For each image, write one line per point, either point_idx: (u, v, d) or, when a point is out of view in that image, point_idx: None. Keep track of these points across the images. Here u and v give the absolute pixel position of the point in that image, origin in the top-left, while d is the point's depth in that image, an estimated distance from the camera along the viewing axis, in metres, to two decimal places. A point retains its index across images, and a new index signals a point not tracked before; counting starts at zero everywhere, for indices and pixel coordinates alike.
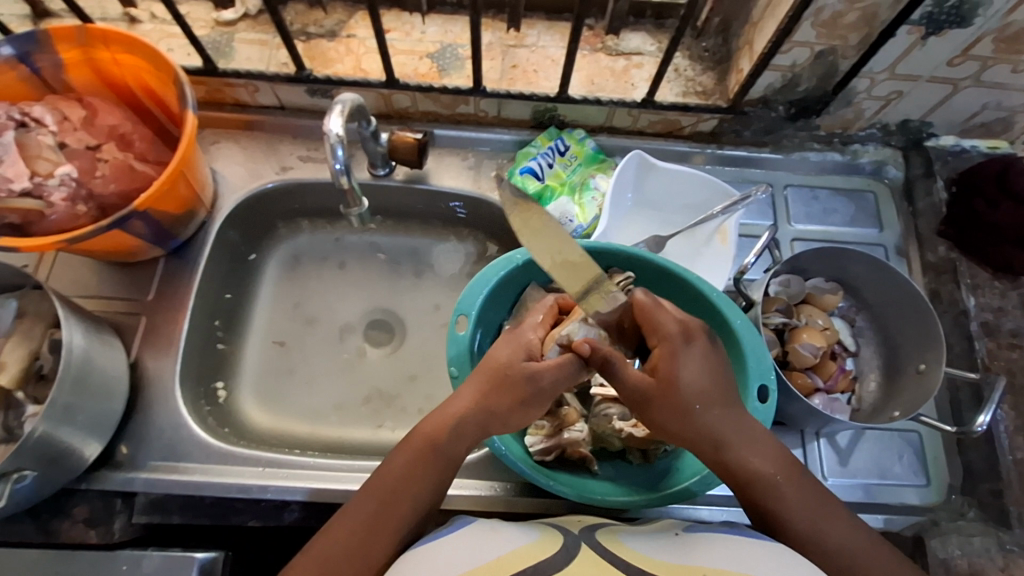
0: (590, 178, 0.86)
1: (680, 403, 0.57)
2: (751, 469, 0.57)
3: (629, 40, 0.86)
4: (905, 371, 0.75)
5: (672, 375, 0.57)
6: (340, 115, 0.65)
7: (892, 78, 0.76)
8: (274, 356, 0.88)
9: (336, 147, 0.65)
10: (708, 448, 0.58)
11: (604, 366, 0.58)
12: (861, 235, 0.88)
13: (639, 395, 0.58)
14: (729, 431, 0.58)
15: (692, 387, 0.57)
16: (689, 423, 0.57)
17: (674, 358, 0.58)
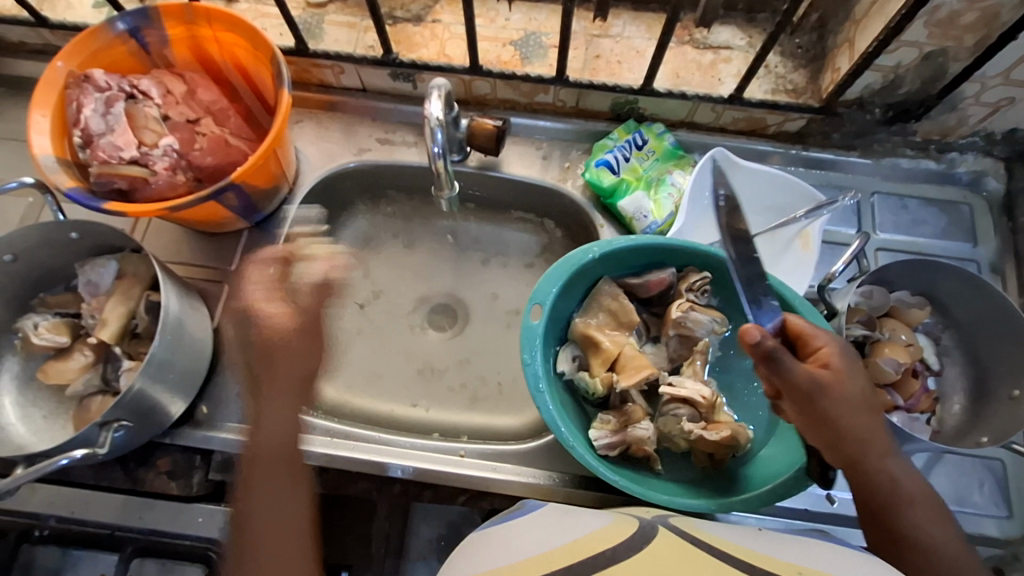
0: (667, 174, 0.84)
1: (845, 402, 0.57)
2: (888, 476, 0.57)
3: (718, 33, 0.83)
4: (995, 396, 0.71)
5: (838, 376, 0.57)
6: (439, 99, 0.67)
7: (1006, 83, 0.71)
8: (342, 331, 0.91)
9: (436, 130, 0.66)
10: (851, 455, 0.57)
11: (775, 356, 0.54)
12: (952, 249, 0.83)
13: (806, 390, 0.56)
14: (875, 441, 0.57)
15: (857, 392, 0.57)
16: (847, 424, 0.57)
17: (842, 358, 0.58)
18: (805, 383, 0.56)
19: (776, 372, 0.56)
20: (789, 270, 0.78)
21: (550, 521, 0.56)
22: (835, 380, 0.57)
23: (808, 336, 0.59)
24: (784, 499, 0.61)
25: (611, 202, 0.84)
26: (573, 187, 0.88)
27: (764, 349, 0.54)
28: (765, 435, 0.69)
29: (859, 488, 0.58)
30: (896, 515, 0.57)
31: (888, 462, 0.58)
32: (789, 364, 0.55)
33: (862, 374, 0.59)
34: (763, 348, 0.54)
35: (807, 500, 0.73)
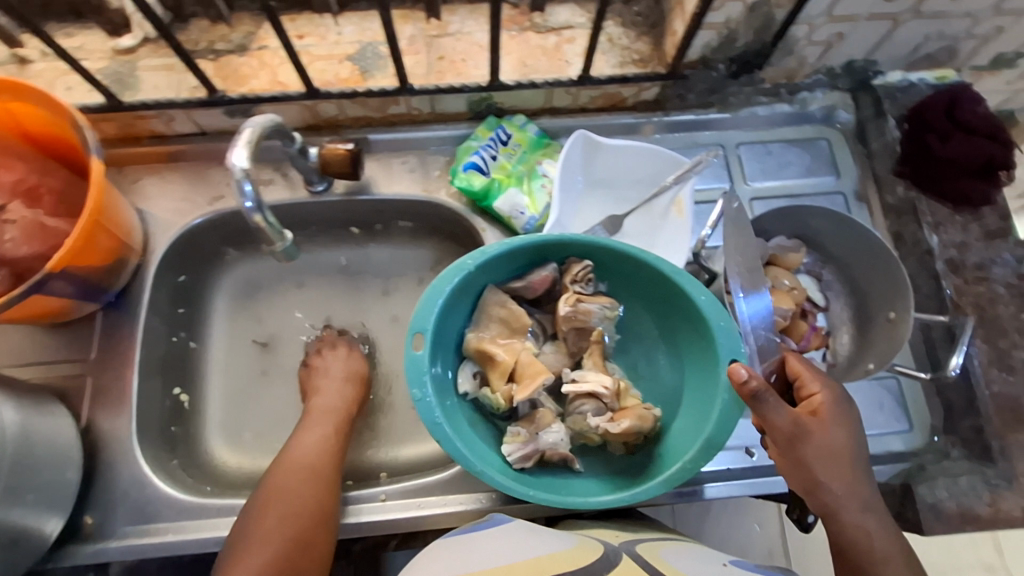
0: (537, 165, 0.83)
1: (829, 453, 0.58)
2: (863, 531, 0.58)
3: (557, 14, 0.82)
4: (876, 320, 0.74)
5: (824, 426, 0.59)
6: (245, 145, 0.61)
7: (830, 21, 0.73)
8: (237, 394, 0.85)
9: (243, 182, 0.60)
10: (829, 506, 0.59)
11: (758, 400, 0.55)
12: (818, 185, 0.86)
13: (790, 433, 0.57)
14: (853, 493, 0.58)
15: (841, 442, 0.59)
16: (827, 475, 0.58)
17: (833, 409, 0.60)
18: (789, 428, 0.57)
19: (762, 414, 0.57)
20: (670, 239, 0.79)
21: (516, 536, 0.59)
22: (819, 428, 0.59)
23: (804, 379, 0.62)
24: (698, 472, 0.61)
25: (486, 204, 0.81)
26: (447, 196, 0.84)
27: (750, 389, 0.55)
28: (675, 410, 0.69)
29: (834, 540, 0.59)
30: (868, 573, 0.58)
31: (863, 516, 0.58)
32: (775, 409, 0.56)
33: (851, 426, 0.60)
34: (748, 389, 0.54)
35: (726, 460, 0.74)
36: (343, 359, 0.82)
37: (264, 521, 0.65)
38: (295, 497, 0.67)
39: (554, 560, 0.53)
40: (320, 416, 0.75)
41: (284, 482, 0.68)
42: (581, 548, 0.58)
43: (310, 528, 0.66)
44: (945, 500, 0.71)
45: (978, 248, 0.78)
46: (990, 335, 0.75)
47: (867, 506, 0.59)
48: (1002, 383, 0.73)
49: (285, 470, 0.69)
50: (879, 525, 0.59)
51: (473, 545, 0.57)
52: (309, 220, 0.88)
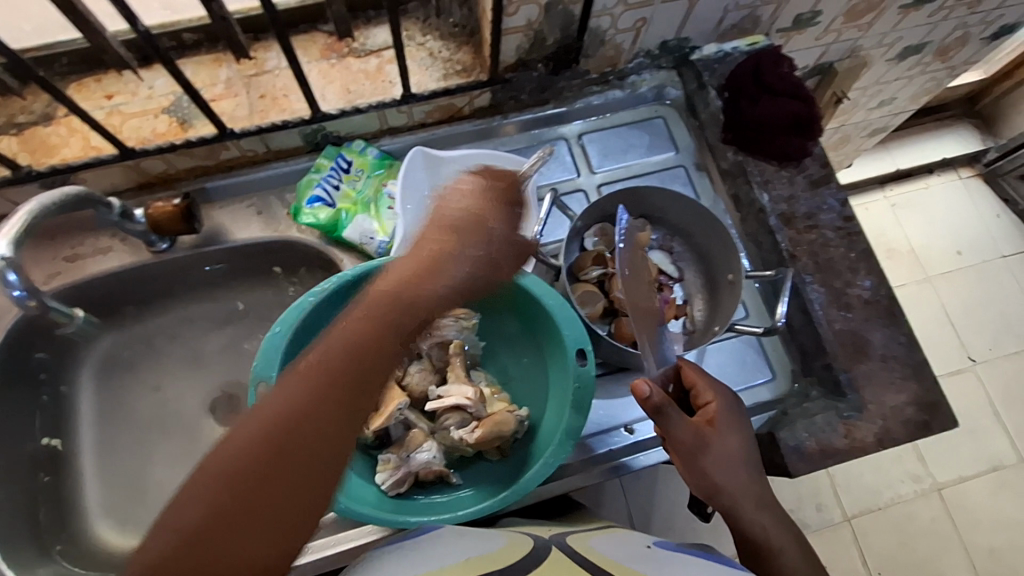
0: (382, 188, 0.82)
1: (725, 460, 0.61)
2: (760, 524, 0.61)
3: (374, 36, 0.81)
4: (721, 284, 0.78)
5: (719, 434, 0.62)
6: (9, 234, 0.58)
7: (628, 9, 0.76)
8: (118, 475, 0.82)
9: (7, 271, 0.59)
10: (729, 507, 0.61)
11: (658, 411, 0.57)
12: (660, 162, 0.89)
13: (692, 444, 0.60)
14: (748, 492, 0.61)
15: (737, 448, 0.62)
16: (726, 479, 0.61)
17: (726, 415, 0.63)
18: (691, 441, 0.60)
19: (662, 424, 0.59)
20: None
21: (446, 544, 0.49)
22: (714, 435, 0.61)
23: (699, 388, 0.64)
24: (560, 463, 0.62)
25: (338, 235, 0.80)
26: (300, 233, 0.83)
27: (654, 402, 0.57)
28: (542, 405, 0.71)
29: (739, 540, 0.62)
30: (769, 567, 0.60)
31: (758, 512, 0.61)
32: (676, 422, 0.59)
33: (744, 435, 0.63)
34: (651, 401, 0.56)
35: (611, 440, 0.76)
36: (476, 199, 0.60)
37: (222, 489, 0.39)
38: (247, 437, 0.41)
39: (490, 559, 0.45)
40: (319, 368, 0.44)
41: (290, 388, 0.43)
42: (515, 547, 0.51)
43: (195, 562, 0.37)
44: (807, 440, 0.73)
45: (805, 199, 0.83)
46: (827, 278, 0.80)
47: (761, 501, 0.62)
48: (842, 320, 0.78)
49: (297, 380, 0.44)
50: (778, 523, 0.62)
51: (404, 550, 0.47)
52: (163, 280, 0.85)
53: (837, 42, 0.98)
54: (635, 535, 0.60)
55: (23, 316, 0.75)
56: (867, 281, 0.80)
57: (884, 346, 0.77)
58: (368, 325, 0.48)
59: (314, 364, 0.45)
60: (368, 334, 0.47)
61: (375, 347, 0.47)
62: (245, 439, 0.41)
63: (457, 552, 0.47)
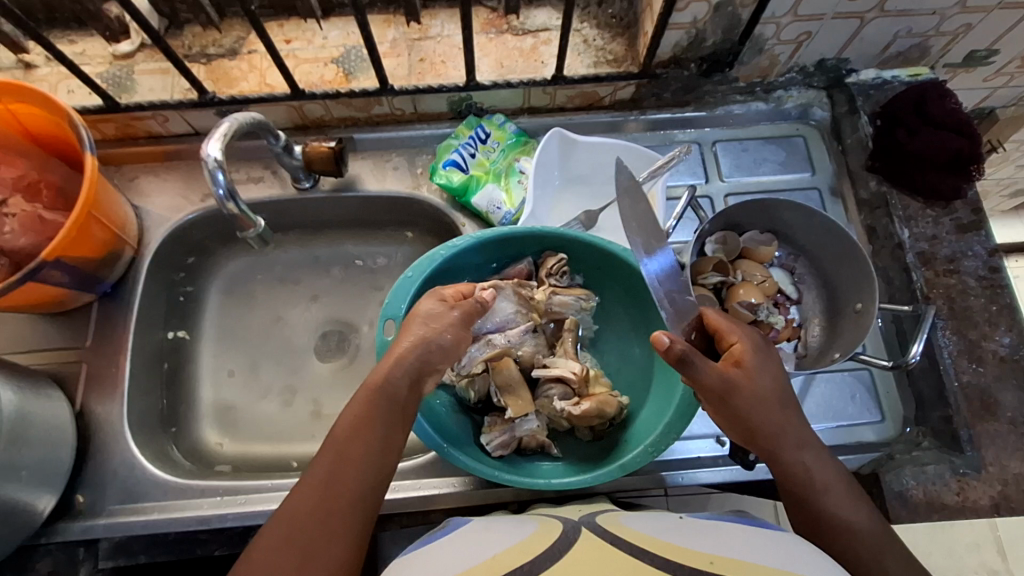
0: (514, 162, 0.85)
1: (760, 399, 0.58)
2: (804, 467, 0.58)
3: (533, 17, 0.85)
4: (845, 312, 0.76)
5: (751, 374, 0.58)
6: (220, 139, 0.64)
7: (797, 20, 0.75)
8: (227, 385, 0.88)
9: (216, 172, 0.63)
10: (769, 448, 0.58)
11: (683, 361, 0.55)
12: (793, 181, 0.87)
13: (718, 389, 0.57)
14: (789, 431, 0.58)
15: (767, 384, 0.58)
16: (756, 418, 0.57)
17: (755, 355, 0.59)
18: (719, 386, 0.56)
19: (691, 375, 0.56)
20: None
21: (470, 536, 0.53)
22: (745, 377, 0.58)
23: (723, 331, 0.60)
24: (659, 454, 0.62)
25: (466, 200, 0.83)
26: (429, 192, 0.87)
27: (676, 352, 0.55)
28: (643, 398, 0.71)
29: (781, 477, 0.59)
30: (812, 506, 0.57)
31: (801, 454, 0.58)
32: (703, 368, 0.55)
33: (773, 364, 0.60)
34: (672, 353, 0.55)
35: (702, 446, 0.75)
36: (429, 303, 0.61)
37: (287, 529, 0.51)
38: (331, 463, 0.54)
39: (516, 552, 0.47)
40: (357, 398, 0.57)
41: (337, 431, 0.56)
42: (543, 534, 0.52)
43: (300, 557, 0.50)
44: (912, 488, 0.73)
45: (948, 242, 0.80)
46: (960, 327, 0.76)
47: (802, 442, 0.58)
48: (972, 373, 0.74)
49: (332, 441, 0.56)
50: (821, 461, 0.59)
51: (437, 554, 0.49)
52: (298, 215, 0.91)
53: (1007, 87, 0.92)
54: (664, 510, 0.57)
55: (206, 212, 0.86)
56: (1005, 338, 0.76)
57: (1015, 408, 0.73)
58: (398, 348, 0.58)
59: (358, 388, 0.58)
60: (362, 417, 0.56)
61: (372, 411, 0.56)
62: (318, 478, 0.53)
63: (485, 547, 0.49)
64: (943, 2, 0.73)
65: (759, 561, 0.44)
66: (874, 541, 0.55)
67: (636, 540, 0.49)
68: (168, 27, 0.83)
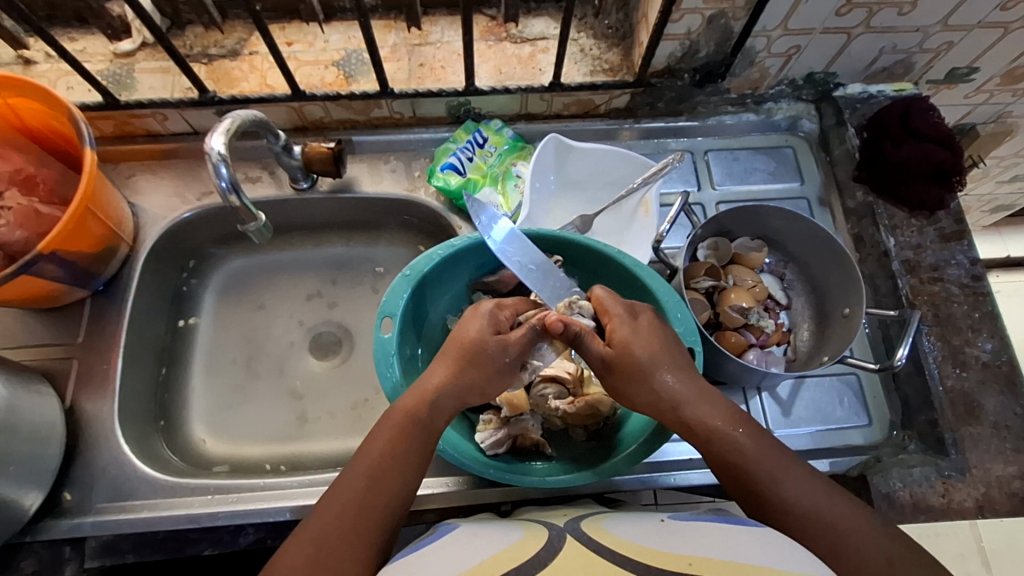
0: (511, 167, 0.86)
1: (639, 363, 0.58)
2: (707, 423, 0.58)
3: (532, 26, 0.87)
4: (833, 317, 0.77)
5: (629, 346, 0.59)
6: (223, 133, 0.65)
7: (787, 33, 0.77)
8: (220, 383, 0.88)
9: (219, 165, 0.64)
10: (675, 401, 0.58)
11: (575, 340, 0.60)
12: (783, 190, 0.89)
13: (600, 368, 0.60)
14: (688, 386, 0.59)
15: (651, 351, 0.59)
16: (639, 390, 0.59)
17: (630, 329, 0.61)
18: (599, 363, 0.60)
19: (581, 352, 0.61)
20: (636, 238, 0.82)
21: (461, 540, 0.54)
22: (623, 350, 0.59)
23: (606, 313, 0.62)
24: (652, 453, 0.63)
25: (462, 202, 0.84)
26: (426, 195, 0.88)
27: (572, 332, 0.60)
28: None
29: (718, 462, 0.57)
30: (740, 465, 0.56)
31: (704, 408, 0.58)
32: (592, 347, 0.60)
33: (654, 335, 0.61)
34: (567, 334, 0.59)
35: (692, 449, 0.76)
36: (474, 322, 0.62)
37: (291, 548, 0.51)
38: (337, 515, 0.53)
39: (500, 560, 0.47)
40: (367, 450, 0.57)
41: (347, 485, 0.55)
42: (528, 541, 0.52)
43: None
44: (900, 489, 0.73)
45: (933, 250, 0.82)
46: (944, 332, 0.78)
47: (702, 396, 0.59)
48: (955, 378, 0.76)
49: (336, 491, 0.55)
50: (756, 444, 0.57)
51: (419, 562, 0.49)
52: (295, 215, 0.91)
53: (987, 103, 0.96)
54: (644, 511, 0.58)
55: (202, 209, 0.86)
56: (987, 344, 0.78)
57: (997, 413, 0.75)
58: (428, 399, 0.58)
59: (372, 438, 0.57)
60: (391, 448, 0.56)
61: (387, 465, 0.56)
62: (340, 500, 0.54)
63: (469, 554, 0.49)
64: (925, 20, 0.76)
65: (739, 558, 0.44)
66: (810, 498, 0.54)
67: (614, 546, 0.49)
68: (170, 27, 0.84)
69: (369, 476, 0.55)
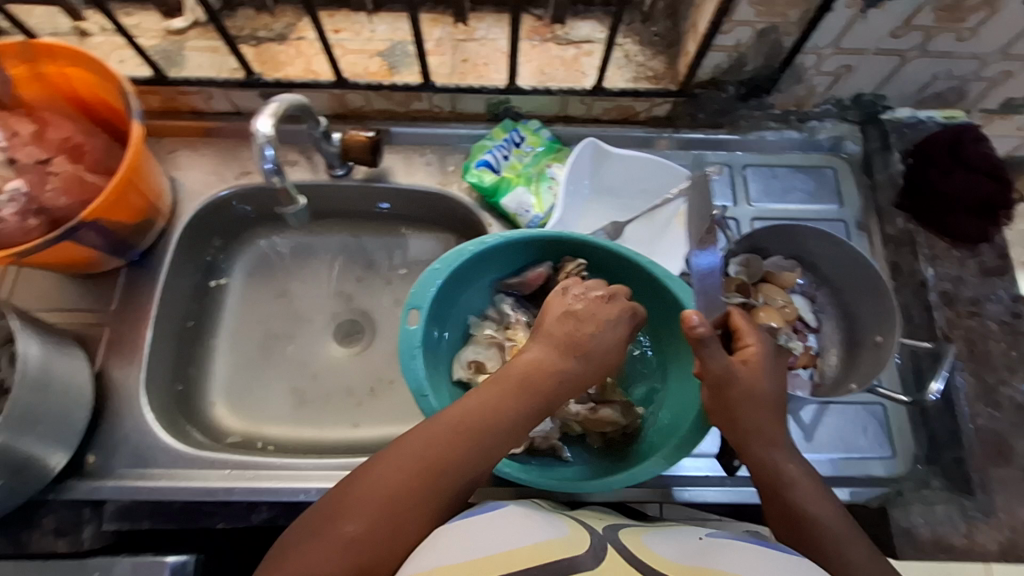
0: (546, 168, 0.85)
1: (755, 398, 0.56)
2: (772, 463, 0.55)
3: (578, 28, 0.86)
4: (863, 344, 0.75)
5: (755, 374, 0.56)
6: (271, 116, 0.66)
7: (838, 52, 0.76)
8: (243, 361, 0.89)
9: (265, 147, 0.65)
10: (743, 438, 0.56)
11: (697, 345, 0.55)
12: (821, 212, 0.87)
13: (719, 375, 0.56)
14: (767, 428, 0.56)
15: (770, 392, 0.57)
16: (745, 414, 0.56)
17: (767, 360, 0.58)
18: (721, 371, 0.55)
19: (701, 355, 0.55)
20: (668, 249, 0.82)
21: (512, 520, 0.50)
22: (750, 374, 0.56)
23: (741, 330, 0.59)
24: (674, 462, 0.61)
25: (495, 200, 0.83)
26: (459, 190, 0.88)
27: (697, 334, 0.54)
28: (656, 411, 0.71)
29: (772, 493, 0.55)
30: (785, 498, 0.54)
31: (772, 451, 0.56)
32: (717, 355, 0.55)
33: (781, 375, 0.58)
34: (692, 334, 0.54)
35: (708, 466, 0.74)
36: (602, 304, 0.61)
37: (358, 490, 0.50)
38: (408, 488, 0.49)
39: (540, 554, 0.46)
40: (446, 418, 0.53)
41: (429, 433, 0.52)
42: (570, 542, 0.49)
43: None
44: (921, 527, 0.72)
45: (973, 285, 0.80)
46: (979, 369, 0.76)
47: (772, 441, 0.56)
48: (987, 418, 0.74)
49: (415, 439, 0.52)
50: (820, 498, 0.54)
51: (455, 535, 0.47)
52: (327, 202, 0.92)
53: None
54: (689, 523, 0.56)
55: (237, 189, 0.87)
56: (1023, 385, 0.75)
57: None
58: (530, 380, 0.56)
59: (458, 409, 0.54)
60: (482, 413, 0.54)
61: (478, 425, 0.53)
62: (423, 446, 0.51)
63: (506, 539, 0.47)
64: (983, 48, 0.74)
65: None
66: (845, 536, 0.52)
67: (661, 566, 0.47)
68: (223, 8, 0.86)
69: (457, 433, 0.52)
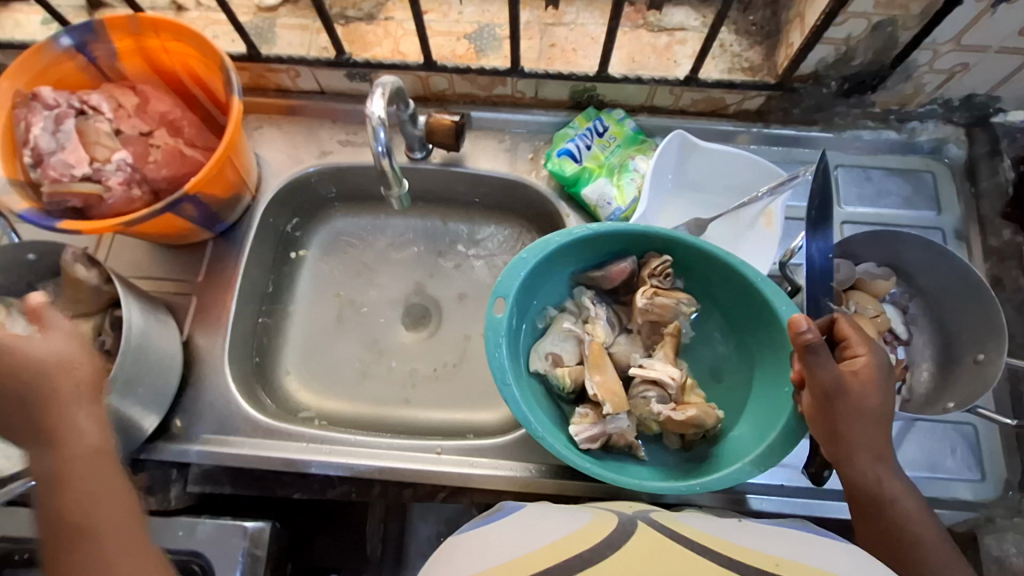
0: (629, 159, 0.83)
1: (860, 412, 0.54)
2: (874, 478, 0.55)
3: (672, 15, 0.84)
4: (962, 361, 0.72)
5: (864, 387, 0.55)
6: (382, 97, 0.66)
7: (958, 49, 0.71)
8: (315, 336, 0.90)
9: (379, 130, 0.65)
10: (846, 453, 0.55)
11: (803, 351, 0.53)
12: (917, 218, 0.83)
13: (827, 387, 0.54)
14: (870, 444, 0.55)
15: (878, 406, 0.55)
16: (849, 427, 0.55)
17: (877, 374, 0.56)
18: (830, 383, 0.53)
19: (808, 362, 0.53)
20: (753, 249, 0.79)
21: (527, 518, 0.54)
22: (858, 386, 0.55)
23: (850, 340, 0.57)
24: (759, 473, 0.60)
25: (575, 190, 0.82)
26: (537, 178, 0.87)
27: (804, 340, 0.52)
28: (738, 416, 0.69)
29: (870, 509, 0.56)
30: (884, 514, 0.55)
31: (875, 466, 0.55)
32: (827, 364, 0.53)
33: (889, 391, 0.56)
34: (797, 339, 0.52)
35: (784, 475, 0.72)
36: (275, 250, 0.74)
37: None
38: None
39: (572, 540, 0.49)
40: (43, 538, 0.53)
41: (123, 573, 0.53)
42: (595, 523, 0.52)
43: None
44: (1015, 556, 0.69)
45: None
46: None
47: (879, 455, 0.55)
48: None
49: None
50: (922, 515, 0.56)
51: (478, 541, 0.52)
52: None
53: None
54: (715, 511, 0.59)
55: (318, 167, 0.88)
56: None
57: None
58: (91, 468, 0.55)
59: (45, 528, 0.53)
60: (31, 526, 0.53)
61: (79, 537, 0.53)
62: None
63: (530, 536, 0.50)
64: None
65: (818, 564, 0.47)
66: (940, 552, 0.55)
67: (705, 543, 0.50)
68: None
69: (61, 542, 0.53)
